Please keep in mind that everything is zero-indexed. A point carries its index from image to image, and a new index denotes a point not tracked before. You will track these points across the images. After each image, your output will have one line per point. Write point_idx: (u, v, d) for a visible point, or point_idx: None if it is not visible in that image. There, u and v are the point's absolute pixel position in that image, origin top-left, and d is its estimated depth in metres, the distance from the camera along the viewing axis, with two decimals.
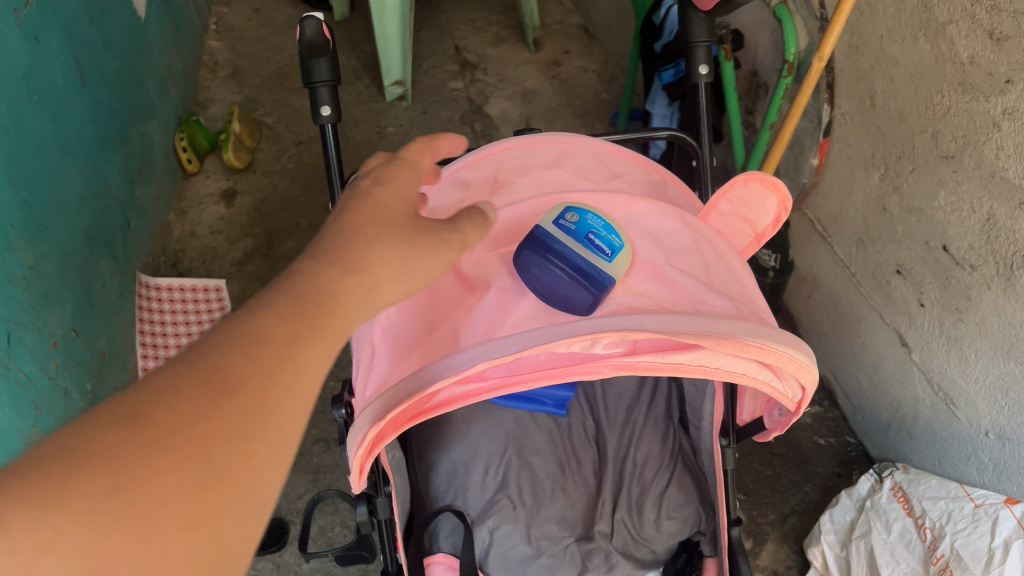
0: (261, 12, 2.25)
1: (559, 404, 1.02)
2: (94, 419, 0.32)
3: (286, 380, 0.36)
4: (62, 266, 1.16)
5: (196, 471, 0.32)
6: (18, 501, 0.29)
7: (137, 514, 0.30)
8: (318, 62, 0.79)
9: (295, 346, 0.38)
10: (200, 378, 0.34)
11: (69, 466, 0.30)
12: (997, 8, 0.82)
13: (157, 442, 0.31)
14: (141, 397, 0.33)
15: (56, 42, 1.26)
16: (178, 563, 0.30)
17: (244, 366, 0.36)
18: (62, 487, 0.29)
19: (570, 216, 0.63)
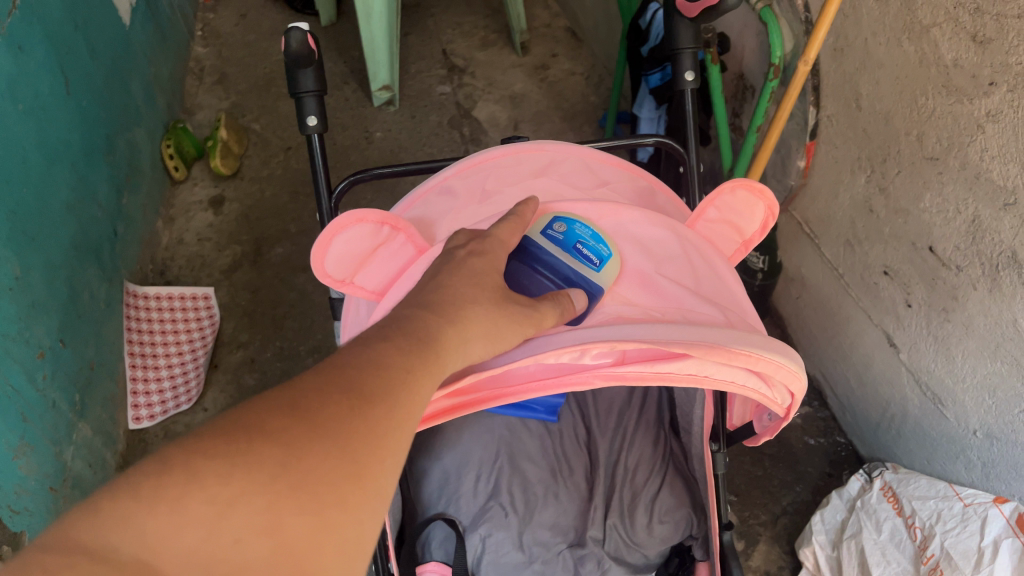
0: (247, 17, 2.25)
1: (550, 411, 0.99)
2: (266, 405, 0.38)
3: (414, 402, 0.42)
4: (49, 276, 1.15)
5: (345, 463, 0.37)
6: (210, 465, 0.34)
7: (301, 491, 0.35)
8: (304, 73, 0.79)
9: (421, 371, 0.44)
10: (346, 387, 0.40)
11: (247, 443, 0.36)
12: (980, 11, 0.83)
13: (316, 432, 0.37)
14: (303, 393, 0.39)
15: (40, 51, 1.26)
16: (328, 540, 0.35)
17: (380, 380, 0.41)
18: (245, 460, 0.35)
19: (558, 226, 0.65)
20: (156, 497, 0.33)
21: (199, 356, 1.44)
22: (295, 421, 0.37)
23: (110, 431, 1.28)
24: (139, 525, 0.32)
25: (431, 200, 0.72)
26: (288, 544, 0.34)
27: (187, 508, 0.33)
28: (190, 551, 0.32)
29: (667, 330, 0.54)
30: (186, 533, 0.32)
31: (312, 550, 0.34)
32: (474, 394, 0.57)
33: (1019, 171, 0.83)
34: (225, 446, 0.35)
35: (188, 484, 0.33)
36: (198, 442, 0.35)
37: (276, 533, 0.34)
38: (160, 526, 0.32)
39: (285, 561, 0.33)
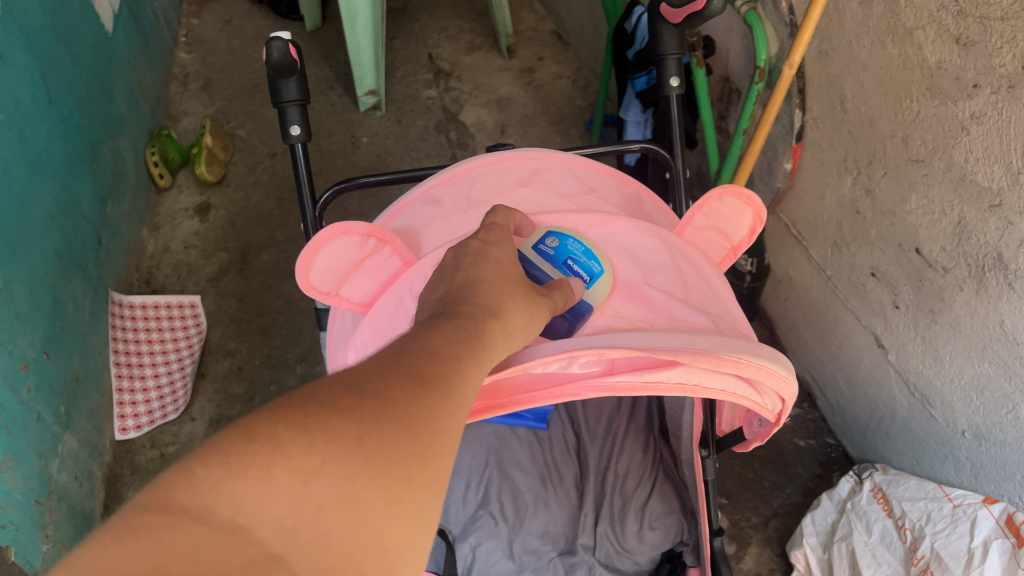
0: (231, 23, 2.24)
1: (539, 418, 1.03)
2: (336, 382, 0.36)
3: (467, 393, 0.41)
4: (33, 287, 1.14)
5: (411, 441, 0.35)
6: (292, 435, 0.33)
7: (375, 464, 0.33)
8: (287, 82, 0.79)
9: (471, 361, 0.42)
10: (408, 371, 0.38)
11: (319, 416, 0.34)
12: (963, 14, 0.83)
13: (385, 409, 0.36)
14: (368, 374, 0.37)
15: (22, 60, 1.25)
16: (401, 518, 0.33)
17: (437, 368, 0.40)
18: (323, 432, 0.33)
19: (550, 242, 0.65)
20: (241, 464, 0.31)
21: (187, 365, 1.43)
22: (363, 396, 0.36)
23: (96, 441, 1.27)
24: (231, 491, 0.30)
25: (416, 209, 0.72)
26: (366, 517, 0.32)
27: (273, 478, 0.31)
28: (280, 518, 0.30)
29: (657, 338, 0.54)
30: (273, 502, 0.31)
31: (387, 526, 0.32)
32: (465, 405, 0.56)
33: (1004, 172, 0.84)
34: (305, 418, 0.33)
35: (272, 452, 0.32)
36: (274, 413, 0.34)
37: (354, 505, 0.32)
38: (252, 491, 0.30)
39: (363, 534, 0.31)
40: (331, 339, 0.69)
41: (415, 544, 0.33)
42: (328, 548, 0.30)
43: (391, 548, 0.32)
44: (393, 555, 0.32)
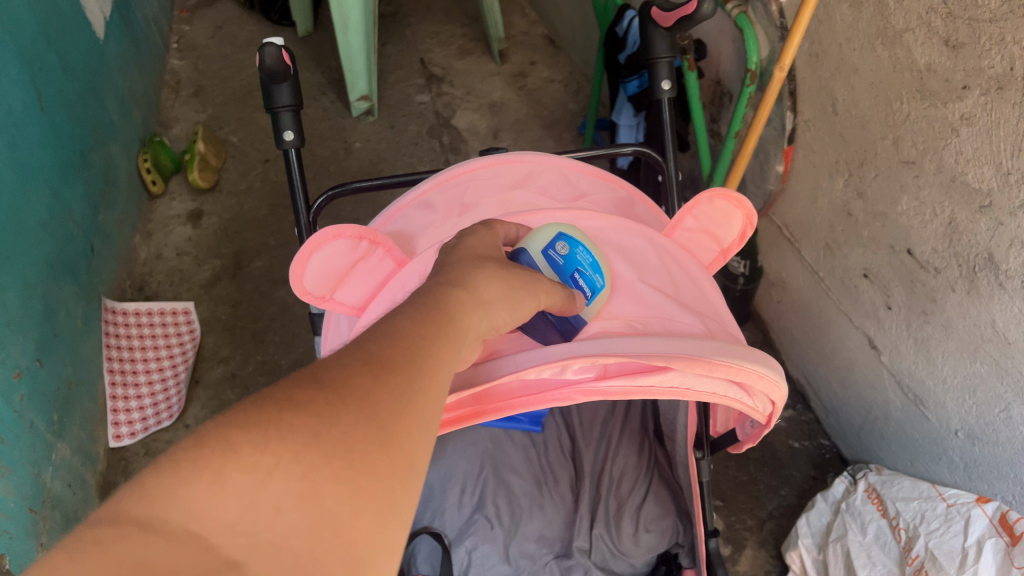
0: (223, 29, 2.24)
1: (535, 421, 1.03)
2: (291, 379, 0.34)
3: (436, 377, 0.39)
4: (25, 295, 1.14)
5: (373, 430, 0.33)
6: (244, 436, 0.31)
7: (336, 456, 0.31)
8: (280, 87, 0.79)
9: (439, 343, 0.40)
10: (370, 361, 0.36)
11: (272, 414, 0.32)
12: (952, 16, 0.84)
13: (343, 400, 0.34)
14: (326, 366, 0.35)
15: (13, 68, 1.25)
16: (366, 511, 0.31)
17: (403, 356, 0.38)
18: (277, 429, 0.31)
19: (561, 247, 0.61)
20: (191, 471, 0.29)
21: (180, 371, 1.43)
22: (320, 388, 0.34)
23: (89, 449, 1.26)
24: (180, 498, 0.28)
25: (410, 214, 0.72)
26: (328, 513, 0.30)
27: (225, 480, 0.29)
28: (234, 522, 0.28)
29: (649, 343, 0.54)
30: (226, 505, 0.29)
31: (353, 521, 0.30)
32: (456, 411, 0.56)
33: (994, 173, 0.84)
34: (256, 417, 0.31)
35: (223, 457, 0.30)
36: (228, 417, 0.32)
37: (315, 501, 0.30)
38: (201, 499, 0.28)
39: (325, 531, 0.29)
40: (325, 343, 0.69)
41: (386, 538, 0.31)
42: (290, 548, 0.28)
43: (358, 545, 0.30)
44: (362, 550, 0.30)
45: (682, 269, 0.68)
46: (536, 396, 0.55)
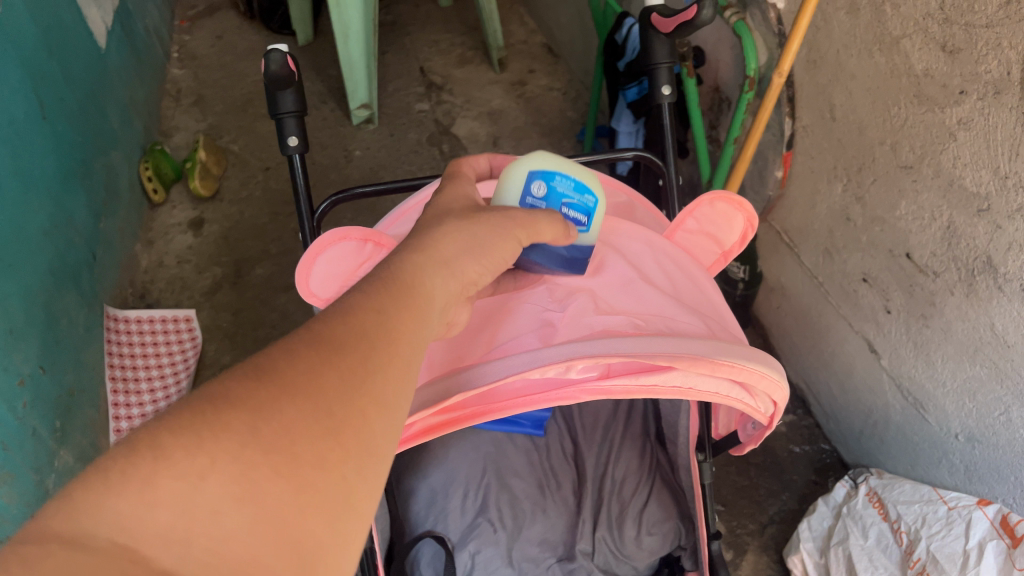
0: (223, 39, 2.25)
1: (537, 425, 1.03)
2: (229, 371, 0.35)
3: (392, 348, 0.40)
4: (26, 302, 1.14)
5: (319, 418, 0.34)
6: (176, 440, 0.31)
7: (276, 455, 0.32)
8: (284, 94, 0.80)
9: (396, 311, 0.42)
10: (315, 342, 0.37)
11: (206, 414, 0.32)
12: (949, 22, 0.84)
13: (285, 391, 0.34)
14: (270, 356, 0.36)
15: (15, 77, 1.25)
16: (311, 503, 0.32)
17: (352, 330, 0.39)
18: (211, 429, 0.32)
19: (538, 187, 0.59)
20: (122, 479, 0.30)
21: (181, 379, 1.43)
22: (261, 380, 0.34)
23: (89, 456, 1.25)
24: (112, 508, 0.29)
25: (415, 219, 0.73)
26: (270, 513, 0.31)
27: (157, 488, 0.30)
28: (167, 530, 0.29)
29: (652, 343, 0.54)
30: (160, 513, 0.29)
31: (296, 518, 0.32)
32: (460, 411, 0.57)
33: (992, 177, 0.85)
34: (190, 419, 0.32)
35: (154, 463, 0.30)
36: (162, 421, 0.32)
37: (255, 502, 0.31)
38: (133, 508, 0.29)
39: (266, 532, 0.31)
40: None
41: (335, 530, 0.33)
42: (231, 552, 0.30)
43: (305, 544, 0.32)
44: (309, 549, 0.32)
45: (685, 272, 0.70)
46: (541, 394, 0.56)
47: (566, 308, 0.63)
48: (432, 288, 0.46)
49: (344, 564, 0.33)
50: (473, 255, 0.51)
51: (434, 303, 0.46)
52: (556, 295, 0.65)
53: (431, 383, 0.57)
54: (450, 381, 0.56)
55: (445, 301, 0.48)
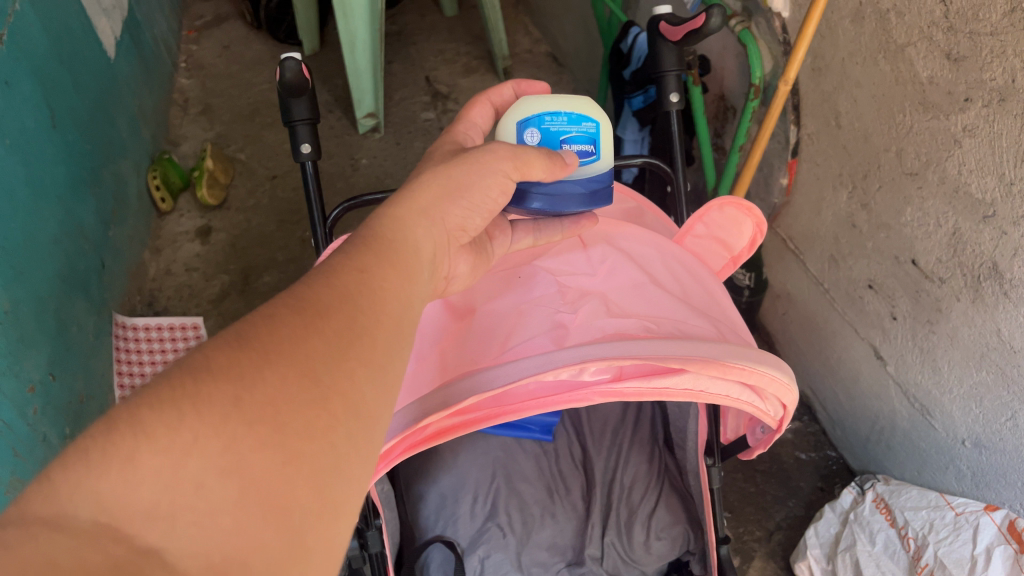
0: (230, 48, 2.27)
1: (545, 430, 1.03)
2: (210, 342, 0.37)
3: (374, 313, 0.44)
4: (37, 309, 1.15)
5: (306, 385, 0.38)
6: (155, 415, 0.33)
7: (261, 425, 0.35)
8: (297, 102, 0.81)
9: (380, 270, 0.47)
10: (298, 311, 0.40)
11: (187, 387, 0.35)
12: (954, 30, 0.85)
13: (270, 360, 0.37)
14: (254, 326, 0.39)
15: (26, 87, 1.26)
16: (297, 470, 0.35)
17: (333, 296, 0.43)
18: (193, 403, 0.34)
19: (532, 136, 0.65)
20: (104, 458, 0.32)
21: None
22: (244, 349, 0.37)
23: None
24: (93, 487, 0.31)
25: None
26: (258, 482, 0.34)
27: (139, 465, 0.32)
28: (150, 506, 0.31)
29: (663, 345, 0.55)
30: (142, 490, 0.32)
31: (282, 485, 0.34)
32: (473, 414, 0.58)
33: (997, 184, 0.86)
34: (167, 396, 0.34)
35: (136, 440, 0.32)
36: (142, 397, 0.34)
37: (241, 473, 0.33)
38: (114, 486, 0.31)
39: (255, 500, 0.33)
40: None
41: (325, 495, 0.36)
42: (218, 523, 0.32)
43: (296, 512, 0.34)
44: (299, 516, 0.34)
45: (693, 275, 0.71)
46: (553, 397, 0.57)
47: (578, 311, 0.64)
48: (417, 241, 0.52)
49: (337, 527, 0.36)
50: (459, 203, 0.57)
51: (420, 259, 0.51)
52: (568, 298, 0.66)
53: (445, 386, 0.58)
54: (464, 385, 0.57)
55: (431, 253, 0.53)
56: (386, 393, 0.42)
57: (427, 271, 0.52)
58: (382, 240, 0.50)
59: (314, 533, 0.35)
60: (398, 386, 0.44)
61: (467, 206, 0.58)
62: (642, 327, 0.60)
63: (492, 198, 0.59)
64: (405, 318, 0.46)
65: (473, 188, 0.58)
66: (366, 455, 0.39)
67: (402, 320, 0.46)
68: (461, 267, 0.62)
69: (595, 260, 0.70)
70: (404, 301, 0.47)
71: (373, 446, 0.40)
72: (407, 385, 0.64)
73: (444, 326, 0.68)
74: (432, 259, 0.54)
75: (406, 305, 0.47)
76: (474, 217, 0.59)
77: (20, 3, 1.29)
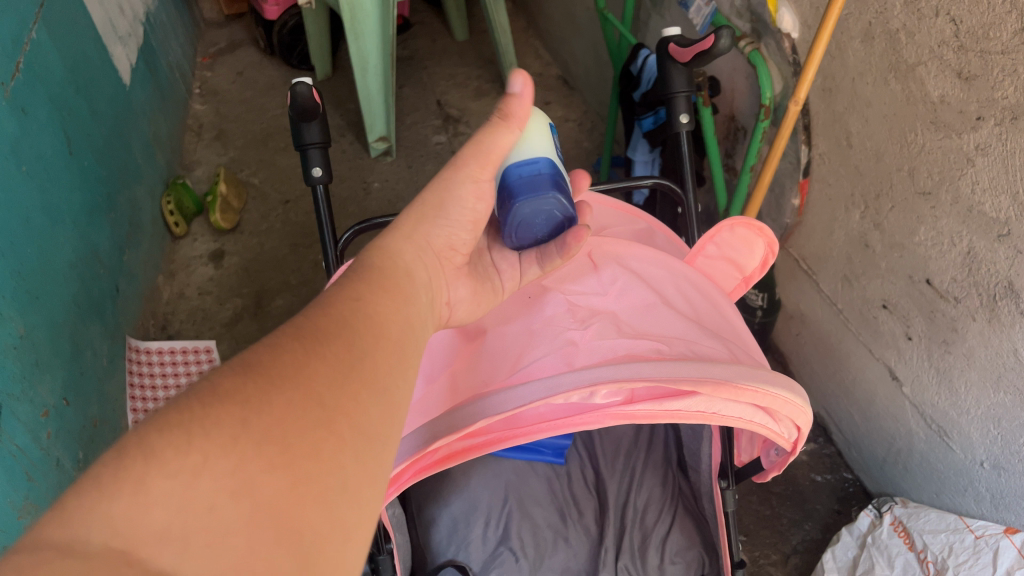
0: (243, 74, 2.29)
1: (558, 452, 1.04)
2: (218, 370, 0.39)
3: (371, 334, 0.46)
4: (53, 334, 1.16)
5: (315, 405, 0.38)
6: (164, 440, 0.34)
7: (269, 446, 0.35)
8: (308, 126, 0.81)
9: (371, 296, 0.49)
10: (300, 334, 0.42)
11: (195, 411, 0.36)
12: (964, 48, 0.85)
13: (275, 383, 0.38)
14: (258, 355, 0.40)
15: (44, 114, 1.28)
16: (305, 495, 0.35)
17: (332, 319, 0.45)
18: (201, 425, 0.35)
19: (550, 133, 0.66)
20: (114, 483, 0.32)
21: None
22: (248, 372, 0.39)
23: None
24: (105, 514, 0.31)
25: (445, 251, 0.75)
26: (269, 504, 0.34)
27: (149, 489, 0.32)
28: (161, 530, 0.31)
29: (675, 367, 0.55)
30: (154, 513, 0.32)
31: (293, 509, 0.34)
32: (483, 437, 0.58)
33: (1011, 203, 0.85)
34: (175, 421, 0.35)
35: (146, 464, 0.33)
36: (155, 421, 0.35)
37: (252, 495, 0.34)
38: (126, 510, 0.31)
39: (267, 522, 0.33)
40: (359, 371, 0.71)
41: (337, 517, 0.36)
42: (232, 545, 0.32)
43: (308, 533, 0.34)
44: (311, 538, 0.34)
45: (703, 295, 0.71)
46: (564, 420, 0.57)
47: (588, 329, 0.63)
48: (407, 266, 0.56)
49: (351, 551, 0.36)
50: (440, 223, 0.60)
51: (414, 285, 0.55)
52: (578, 316, 0.65)
53: (453, 409, 0.58)
54: (473, 408, 0.57)
55: (425, 280, 0.57)
56: (391, 413, 0.43)
57: (424, 292, 0.56)
58: (374, 272, 0.53)
59: (325, 557, 0.34)
60: (402, 409, 0.44)
61: (450, 227, 0.60)
62: (653, 349, 0.60)
63: (471, 209, 0.61)
64: (406, 338, 0.49)
65: (453, 207, 0.60)
66: (375, 475, 0.39)
67: (403, 338, 0.49)
68: (461, 292, 0.63)
69: (605, 278, 0.69)
70: (401, 321, 0.50)
71: (382, 465, 0.40)
72: (420, 409, 0.64)
73: (456, 347, 0.69)
74: (427, 282, 0.57)
75: (407, 327, 0.50)
76: (456, 232, 0.61)
77: (37, 32, 1.31)
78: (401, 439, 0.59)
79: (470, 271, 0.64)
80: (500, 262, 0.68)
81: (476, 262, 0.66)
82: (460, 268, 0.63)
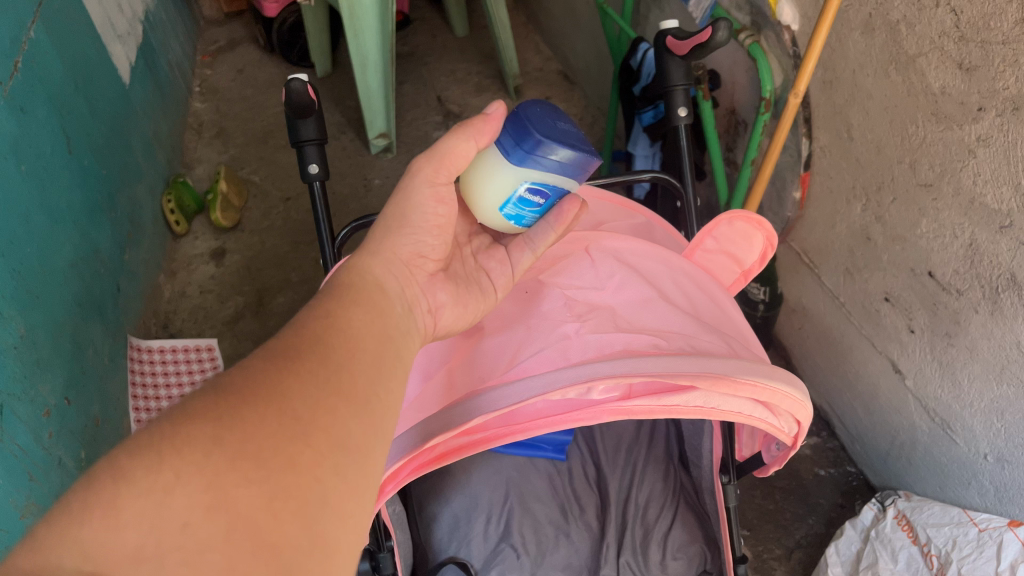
0: (244, 72, 2.29)
1: (559, 449, 1.04)
2: (195, 387, 0.39)
3: (349, 346, 0.46)
4: (53, 333, 1.16)
5: (290, 420, 0.38)
6: (136, 460, 0.34)
7: (242, 460, 0.35)
8: (304, 122, 0.81)
9: (342, 311, 0.49)
10: (268, 352, 0.42)
11: (167, 428, 0.35)
12: (965, 40, 0.84)
13: (245, 398, 0.38)
14: (230, 377, 0.40)
15: (43, 112, 1.28)
16: (285, 512, 0.35)
17: (301, 334, 0.45)
18: (172, 445, 0.35)
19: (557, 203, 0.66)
20: (87, 508, 0.32)
21: None
22: (216, 392, 0.38)
23: None
24: (77, 539, 0.32)
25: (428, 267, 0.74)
26: (240, 519, 0.34)
27: (121, 510, 0.32)
28: (136, 549, 0.32)
29: (672, 362, 0.55)
30: (127, 534, 0.32)
31: (274, 526, 0.34)
32: (481, 433, 0.58)
33: (1013, 194, 0.84)
34: (144, 442, 0.35)
35: (116, 486, 0.33)
36: (128, 442, 0.35)
37: (227, 509, 0.34)
38: (100, 535, 0.32)
39: (243, 537, 0.33)
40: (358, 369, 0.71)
41: (317, 530, 0.36)
42: (208, 562, 0.32)
43: (286, 550, 0.34)
44: (291, 552, 0.34)
45: (700, 288, 0.71)
46: (561, 415, 0.56)
47: (585, 323, 0.63)
48: (375, 277, 0.56)
49: (334, 562, 0.36)
50: (403, 233, 0.60)
51: (386, 295, 0.54)
52: (575, 311, 0.65)
53: (452, 405, 0.57)
54: (471, 404, 0.57)
55: (397, 289, 0.57)
56: (371, 424, 0.43)
57: (397, 301, 0.56)
58: (350, 287, 0.53)
59: (306, 567, 0.34)
60: (386, 420, 0.44)
61: (415, 234, 0.60)
62: (651, 344, 0.60)
63: (433, 212, 0.61)
64: (383, 346, 0.49)
65: (415, 216, 0.61)
66: (356, 488, 0.39)
67: (382, 347, 0.49)
68: (442, 297, 0.62)
69: (604, 275, 0.69)
70: (377, 332, 0.50)
71: (363, 478, 0.40)
72: (419, 406, 0.64)
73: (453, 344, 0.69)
74: (401, 295, 0.57)
75: (384, 336, 0.50)
76: (424, 239, 0.61)
77: (36, 31, 1.30)
78: (400, 436, 0.58)
79: (448, 278, 0.64)
80: (487, 265, 0.68)
81: (458, 272, 0.66)
82: (434, 276, 0.62)
